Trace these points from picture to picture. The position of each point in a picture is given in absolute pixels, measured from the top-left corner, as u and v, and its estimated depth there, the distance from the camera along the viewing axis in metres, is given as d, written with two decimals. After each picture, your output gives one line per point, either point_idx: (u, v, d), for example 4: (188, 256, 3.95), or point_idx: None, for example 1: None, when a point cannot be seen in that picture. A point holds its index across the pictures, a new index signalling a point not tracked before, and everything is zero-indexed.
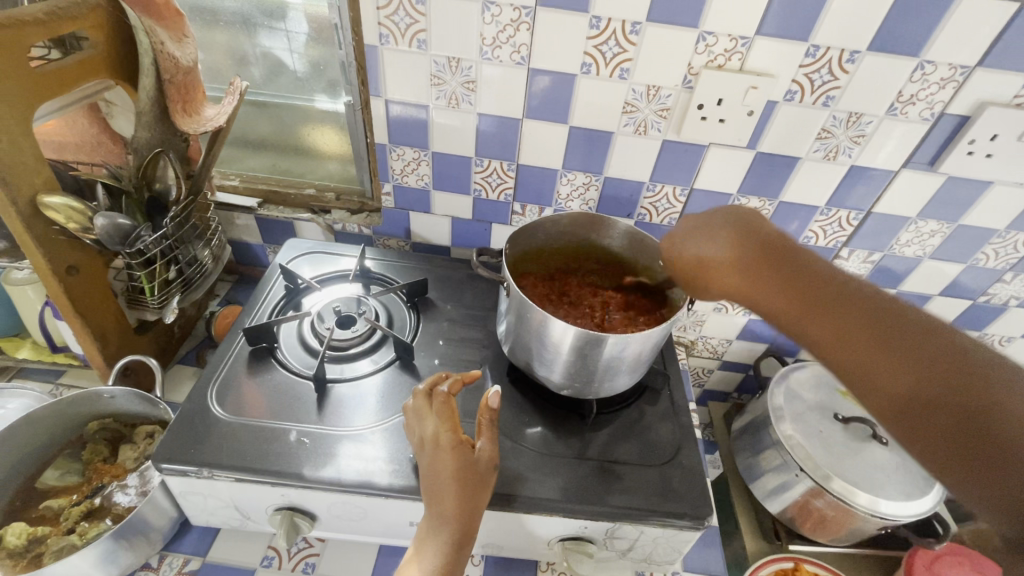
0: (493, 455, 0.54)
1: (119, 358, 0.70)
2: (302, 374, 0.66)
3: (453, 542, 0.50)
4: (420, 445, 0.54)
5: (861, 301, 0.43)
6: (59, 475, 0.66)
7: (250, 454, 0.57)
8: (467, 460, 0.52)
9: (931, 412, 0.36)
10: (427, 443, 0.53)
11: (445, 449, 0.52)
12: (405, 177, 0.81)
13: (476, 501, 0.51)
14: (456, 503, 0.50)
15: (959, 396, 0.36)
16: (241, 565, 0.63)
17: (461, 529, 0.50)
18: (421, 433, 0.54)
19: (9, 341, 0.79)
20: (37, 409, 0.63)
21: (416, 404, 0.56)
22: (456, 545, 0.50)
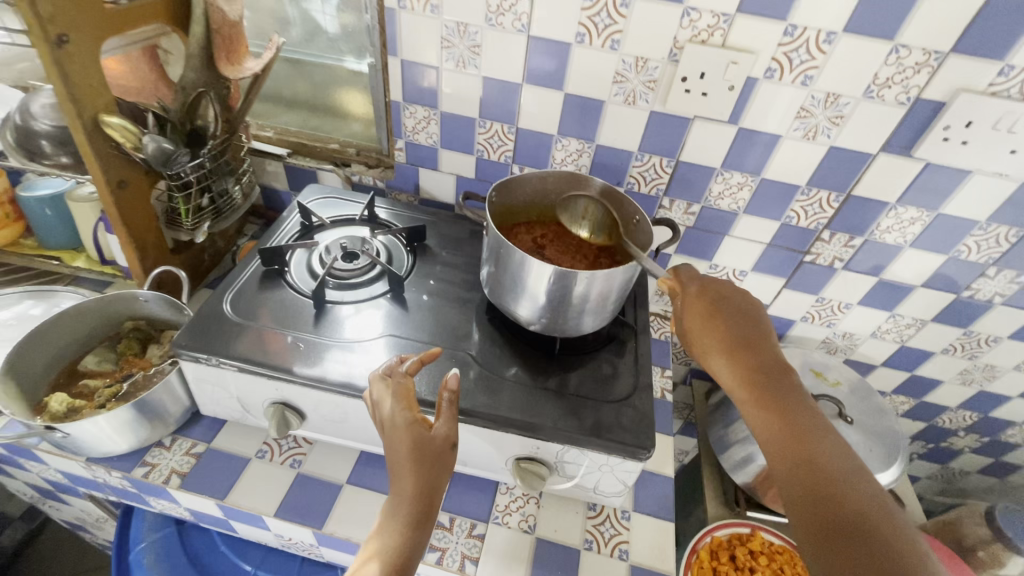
0: (451, 431, 0.57)
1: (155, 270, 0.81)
2: (306, 293, 0.75)
3: (411, 523, 0.53)
4: (381, 427, 0.58)
5: (800, 409, 0.58)
6: (97, 361, 0.76)
7: (253, 350, 0.66)
8: (422, 437, 0.56)
9: (842, 517, 0.49)
10: (386, 425, 0.57)
11: (400, 428, 0.56)
12: (416, 135, 0.89)
13: (433, 476, 0.55)
14: (412, 484, 0.54)
15: (828, 474, 0.53)
16: (239, 453, 0.73)
17: (419, 509, 0.54)
18: (381, 415, 0.59)
19: (67, 253, 0.93)
20: (86, 302, 0.75)
21: (375, 386, 0.60)
22: (414, 526, 0.53)
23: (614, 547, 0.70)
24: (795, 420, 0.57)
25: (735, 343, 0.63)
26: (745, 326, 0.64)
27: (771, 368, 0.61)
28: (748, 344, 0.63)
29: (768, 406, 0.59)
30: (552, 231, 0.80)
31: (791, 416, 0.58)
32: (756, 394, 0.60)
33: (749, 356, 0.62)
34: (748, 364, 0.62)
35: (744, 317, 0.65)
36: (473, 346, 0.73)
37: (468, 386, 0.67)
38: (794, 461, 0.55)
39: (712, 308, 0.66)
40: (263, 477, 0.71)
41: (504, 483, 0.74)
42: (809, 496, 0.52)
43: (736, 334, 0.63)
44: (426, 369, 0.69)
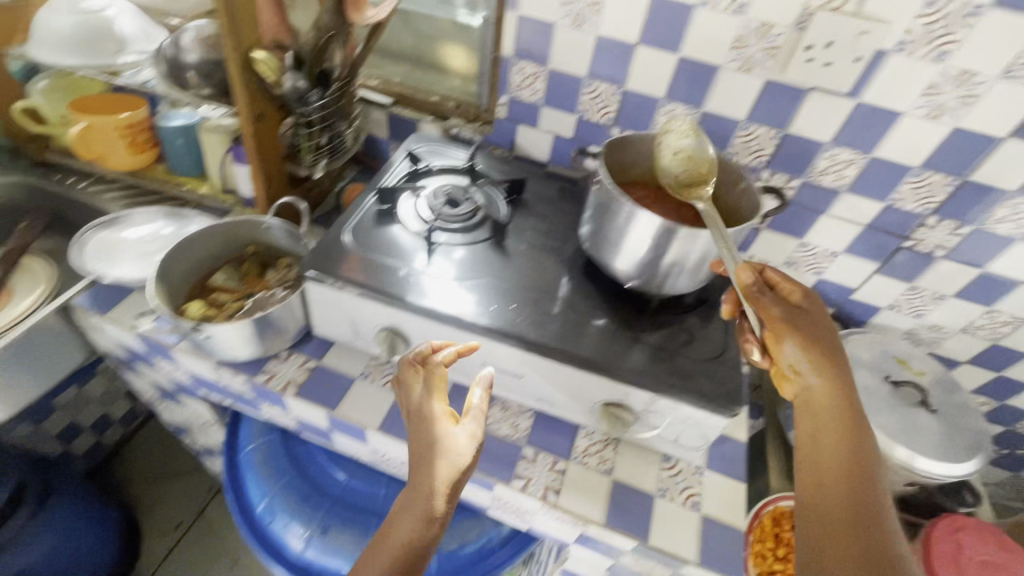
0: (476, 431, 0.60)
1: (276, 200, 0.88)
2: (416, 233, 0.80)
3: (424, 514, 0.54)
4: (410, 414, 0.63)
5: (851, 438, 0.56)
6: (224, 278, 0.85)
7: (373, 278, 0.72)
8: (444, 433, 0.59)
9: (848, 540, 0.49)
10: (413, 413, 0.63)
11: (425, 420, 0.61)
12: (521, 91, 0.91)
13: (451, 474, 0.57)
14: (429, 475, 0.56)
15: (859, 502, 0.52)
16: (345, 372, 0.80)
17: (435, 503, 0.55)
18: (410, 401, 0.64)
19: (193, 180, 1.01)
20: (220, 223, 0.83)
21: (405, 374, 0.65)
22: (428, 517, 0.54)
23: (686, 498, 0.73)
24: (846, 447, 0.56)
25: (809, 357, 0.61)
26: (824, 346, 0.62)
27: (835, 393, 0.59)
28: (817, 363, 0.61)
29: (816, 422, 0.58)
30: (654, 184, 0.82)
31: (843, 442, 0.56)
32: (812, 412, 0.59)
33: (818, 374, 0.60)
34: (813, 378, 0.60)
35: (824, 340, 0.62)
36: (566, 296, 0.76)
37: (560, 332, 0.71)
38: (831, 480, 0.54)
39: (791, 319, 0.63)
40: (367, 396, 0.78)
41: (584, 428, 0.79)
42: (825, 513, 0.52)
43: (809, 349, 0.61)
44: (526, 312, 0.73)
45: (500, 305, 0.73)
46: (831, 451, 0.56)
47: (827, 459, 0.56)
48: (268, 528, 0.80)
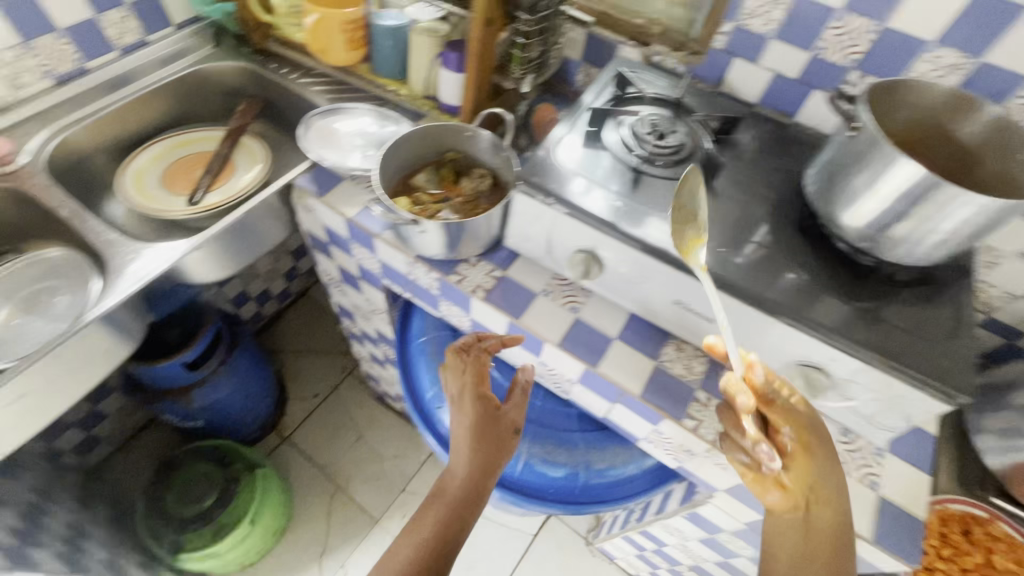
0: (515, 418, 0.74)
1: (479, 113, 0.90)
2: (622, 160, 0.79)
3: (463, 499, 0.68)
4: (455, 397, 0.74)
5: (835, 536, 0.60)
6: (426, 179, 0.89)
7: (584, 199, 0.73)
8: (487, 421, 0.71)
9: None
10: (455, 395, 0.74)
11: (468, 407, 0.72)
12: (753, 19, 0.84)
13: (494, 453, 0.70)
14: (470, 460, 0.69)
15: None
16: (530, 287, 0.83)
17: (473, 488, 0.68)
18: (454, 386, 0.74)
19: (395, 82, 1.06)
20: (432, 125, 0.86)
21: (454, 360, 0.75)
22: (467, 502, 0.68)
23: (864, 475, 0.72)
24: (829, 543, 0.59)
25: (803, 465, 0.61)
26: (818, 454, 0.61)
27: (826, 495, 0.61)
28: (811, 473, 0.61)
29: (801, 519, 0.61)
30: (927, 133, 0.73)
31: (829, 546, 0.59)
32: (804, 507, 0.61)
33: (815, 487, 0.61)
34: (804, 479, 0.61)
35: (820, 446, 0.62)
36: (760, 246, 0.73)
37: (751, 272, 0.70)
38: (810, 567, 0.58)
39: (792, 426, 0.62)
40: (549, 312, 0.81)
41: None
42: None
43: (805, 456, 0.61)
44: (734, 256, 0.71)
45: (711, 246, 0.72)
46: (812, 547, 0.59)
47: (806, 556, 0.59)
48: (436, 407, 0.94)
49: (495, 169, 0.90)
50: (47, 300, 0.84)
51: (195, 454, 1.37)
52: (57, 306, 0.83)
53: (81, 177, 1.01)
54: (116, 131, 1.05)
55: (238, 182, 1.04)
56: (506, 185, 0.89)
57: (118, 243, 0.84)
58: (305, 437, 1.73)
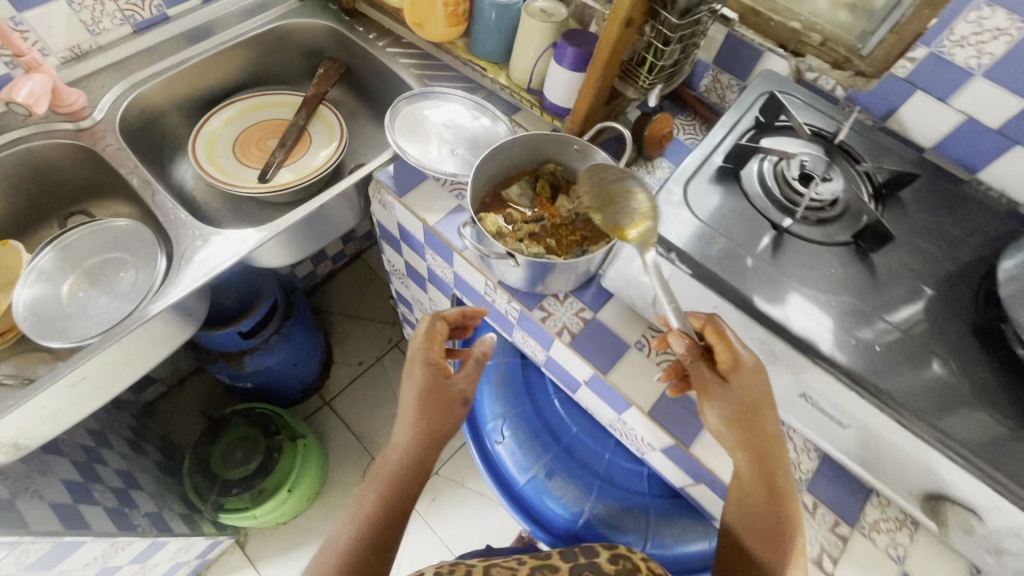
0: (465, 387, 0.68)
1: (594, 124, 0.78)
2: (760, 211, 0.66)
3: (404, 471, 0.65)
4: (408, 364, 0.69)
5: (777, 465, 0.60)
6: (518, 193, 0.79)
7: (711, 258, 0.60)
8: (432, 389, 0.66)
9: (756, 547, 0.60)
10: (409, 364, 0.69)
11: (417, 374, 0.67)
12: (957, 49, 0.67)
13: (439, 421, 0.66)
14: (413, 431, 0.65)
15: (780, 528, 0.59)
16: (621, 337, 0.73)
17: (415, 462, 0.66)
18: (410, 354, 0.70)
19: (492, 67, 0.92)
20: (534, 133, 0.75)
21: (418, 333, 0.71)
22: (409, 474, 0.66)
23: None
24: (770, 477, 0.60)
25: (745, 399, 0.59)
26: (758, 384, 0.59)
27: (762, 428, 0.60)
28: (749, 412, 0.59)
29: (748, 453, 0.60)
30: None
31: (770, 474, 0.60)
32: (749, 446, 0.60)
33: (753, 423, 0.60)
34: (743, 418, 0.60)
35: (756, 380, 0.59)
36: (920, 336, 0.58)
37: (888, 364, 0.55)
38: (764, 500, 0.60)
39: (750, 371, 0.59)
40: (640, 370, 0.71)
41: (878, 496, 0.66)
42: (751, 527, 0.60)
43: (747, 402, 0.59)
44: (890, 356, 0.56)
45: (859, 335, 0.57)
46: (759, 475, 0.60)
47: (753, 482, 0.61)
48: (489, 438, 0.82)
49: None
50: (113, 274, 0.80)
51: (241, 416, 1.37)
52: (123, 283, 0.80)
53: (154, 136, 0.96)
54: (192, 88, 0.99)
55: (312, 159, 0.97)
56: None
57: (185, 222, 0.78)
58: (346, 403, 1.73)
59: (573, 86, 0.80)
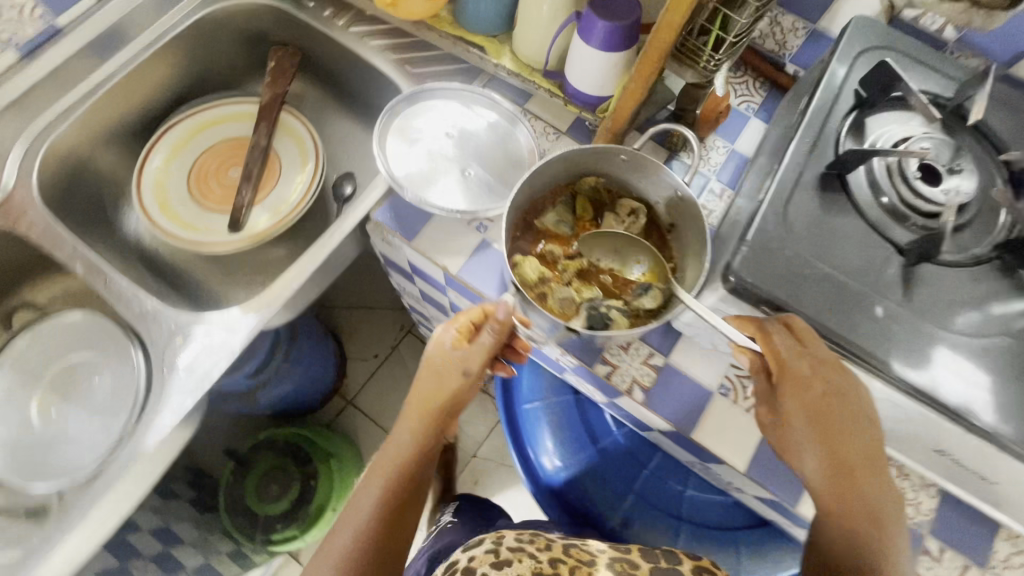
0: (471, 366, 0.58)
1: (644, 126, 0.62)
2: (883, 231, 0.51)
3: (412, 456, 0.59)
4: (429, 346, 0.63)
5: (868, 470, 0.51)
6: (556, 220, 0.64)
7: (831, 314, 0.48)
8: (438, 367, 0.59)
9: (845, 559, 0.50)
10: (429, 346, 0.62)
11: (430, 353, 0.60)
12: None
13: (440, 396, 0.59)
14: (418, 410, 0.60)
15: (870, 540, 0.49)
16: (701, 383, 0.62)
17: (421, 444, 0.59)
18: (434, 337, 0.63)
19: (489, 43, 0.71)
20: (570, 151, 0.59)
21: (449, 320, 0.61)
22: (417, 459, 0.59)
23: None
24: (857, 481, 0.50)
25: (819, 399, 0.50)
26: (839, 379, 0.49)
27: (848, 426, 0.50)
28: (829, 403, 0.50)
29: (833, 455, 0.51)
30: None
31: (861, 479, 0.51)
32: (835, 453, 0.51)
33: (832, 419, 0.50)
34: (816, 416, 0.51)
35: (838, 378, 0.49)
36: None
37: None
38: (853, 503, 0.50)
39: (823, 366, 0.48)
40: (728, 423, 0.61)
41: (1008, 528, 0.59)
42: (840, 541, 0.50)
43: (826, 401, 0.50)
44: None
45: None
46: (845, 482, 0.51)
47: (838, 488, 0.51)
48: (545, 465, 0.77)
49: (651, 203, 0.65)
50: (85, 381, 0.67)
51: (263, 445, 1.29)
52: (99, 393, 0.66)
53: (86, 188, 0.77)
54: (117, 116, 0.78)
55: (287, 190, 0.79)
56: (668, 231, 0.64)
57: (158, 312, 0.64)
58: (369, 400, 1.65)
59: (606, 69, 0.62)
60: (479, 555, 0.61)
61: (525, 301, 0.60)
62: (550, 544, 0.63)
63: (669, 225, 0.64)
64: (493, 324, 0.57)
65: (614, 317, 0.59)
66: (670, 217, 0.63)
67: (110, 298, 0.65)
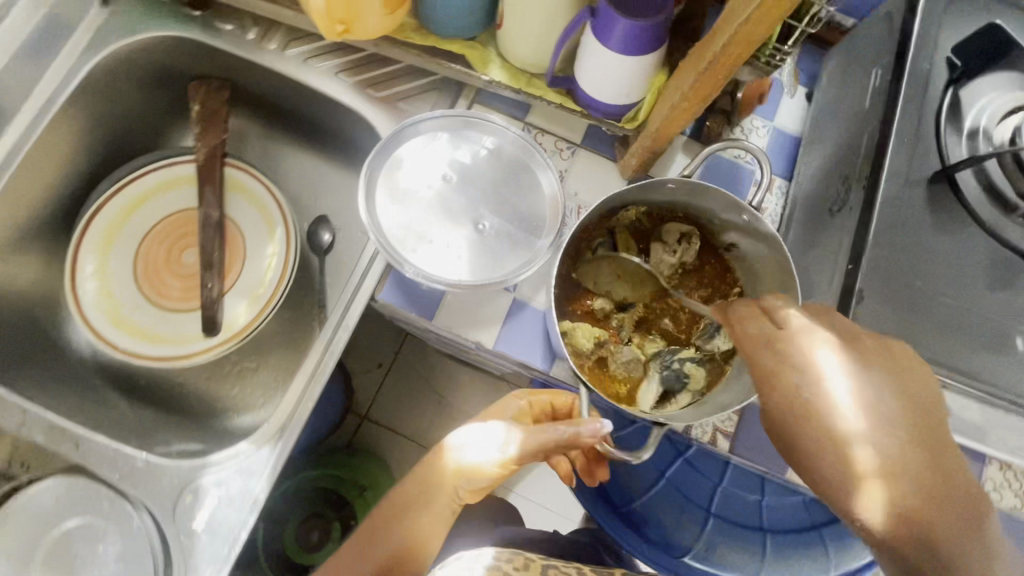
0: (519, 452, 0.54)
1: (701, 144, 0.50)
2: (1005, 239, 0.44)
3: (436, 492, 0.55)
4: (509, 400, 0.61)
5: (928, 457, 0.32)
6: (599, 267, 0.54)
7: (968, 357, 0.41)
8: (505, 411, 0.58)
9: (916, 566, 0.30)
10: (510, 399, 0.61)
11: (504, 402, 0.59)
12: None
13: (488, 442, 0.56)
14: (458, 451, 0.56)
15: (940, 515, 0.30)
16: None
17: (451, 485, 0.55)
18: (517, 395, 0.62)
19: (473, 50, 0.57)
20: (615, 194, 0.49)
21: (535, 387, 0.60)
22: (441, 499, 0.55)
23: None
24: (930, 476, 0.31)
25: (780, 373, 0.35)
26: (845, 347, 0.35)
27: (897, 405, 0.33)
28: (833, 377, 0.34)
29: (905, 485, 0.31)
30: None
31: (916, 474, 0.31)
32: (915, 467, 0.31)
33: (877, 403, 0.33)
34: (840, 406, 0.33)
35: (857, 350, 0.35)
36: None
37: None
38: (926, 514, 0.30)
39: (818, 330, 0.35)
40: None
41: None
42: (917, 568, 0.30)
43: (848, 376, 0.34)
44: None
45: None
46: (909, 492, 0.31)
47: (916, 510, 0.30)
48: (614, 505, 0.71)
49: (701, 223, 0.55)
50: (86, 552, 0.57)
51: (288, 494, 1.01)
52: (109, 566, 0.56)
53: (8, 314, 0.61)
54: (20, 214, 0.61)
55: (259, 267, 0.67)
56: (727, 252, 0.56)
57: (153, 469, 0.56)
58: None
59: (636, 77, 0.49)
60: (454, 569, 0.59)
61: (587, 376, 0.52)
62: (529, 563, 0.61)
63: (725, 245, 0.55)
64: (558, 424, 0.52)
65: (689, 370, 0.51)
66: (727, 236, 0.54)
67: (87, 462, 0.58)
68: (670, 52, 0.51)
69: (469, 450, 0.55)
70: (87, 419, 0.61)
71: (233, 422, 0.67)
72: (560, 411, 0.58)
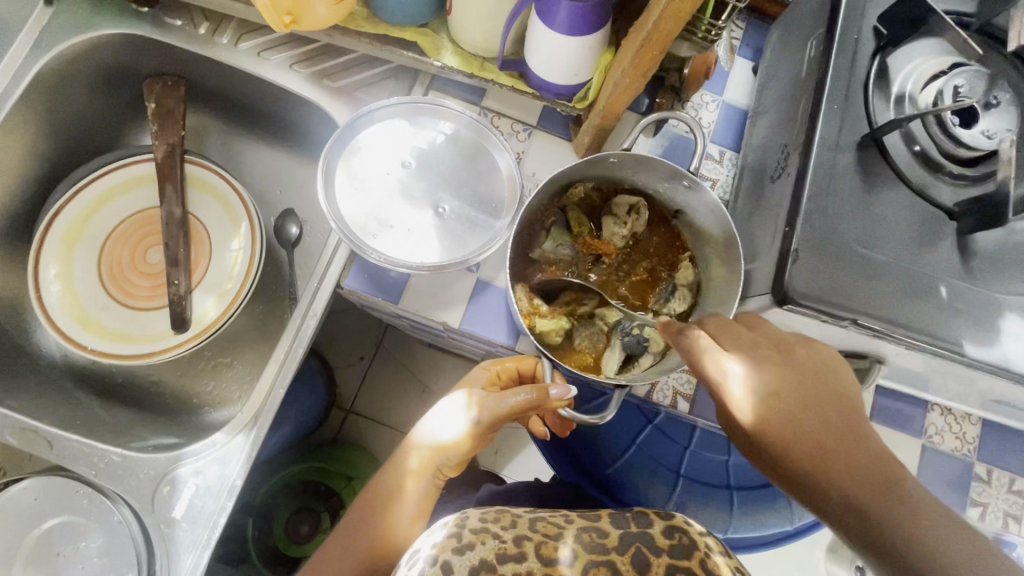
0: (483, 416, 0.56)
1: (643, 116, 0.51)
2: (929, 196, 0.47)
3: (403, 474, 0.58)
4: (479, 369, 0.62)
5: (844, 422, 0.38)
6: (556, 247, 0.56)
7: (899, 308, 0.44)
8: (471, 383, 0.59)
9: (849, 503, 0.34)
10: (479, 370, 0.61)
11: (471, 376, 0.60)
12: None
13: (447, 416, 0.58)
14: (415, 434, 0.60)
15: (855, 460, 0.36)
16: None
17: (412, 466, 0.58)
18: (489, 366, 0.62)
19: (424, 36, 0.58)
20: (561, 171, 0.51)
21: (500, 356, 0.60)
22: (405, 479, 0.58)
23: None
24: (843, 433, 0.37)
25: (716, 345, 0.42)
26: (758, 340, 0.42)
27: (815, 383, 0.40)
28: (763, 357, 0.41)
29: (822, 434, 0.37)
30: None
31: (834, 430, 0.37)
32: (828, 427, 0.38)
33: (791, 380, 0.40)
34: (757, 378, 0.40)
35: (766, 342, 0.42)
36: None
37: None
38: (841, 456, 0.36)
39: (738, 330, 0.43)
40: None
41: None
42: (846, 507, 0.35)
43: (767, 359, 0.41)
44: None
45: None
46: (829, 442, 0.37)
47: (837, 455, 0.36)
48: (591, 476, 0.73)
49: (648, 191, 0.57)
50: (69, 550, 0.57)
51: (278, 489, 0.98)
52: (92, 562, 0.57)
53: None
54: None
55: (225, 263, 0.67)
56: (674, 217, 0.58)
57: (128, 463, 0.56)
58: None
59: (585, 57, 0.51)
60: (440, 543, 0.49)
61: (551, 349, 0.54)
62: (515, 520, 0.53)
63: (673, 211, 0.57)
64: (522, 389, 0.53)
65: (650, 334, 0.53)
66: (674, 203, 0.56)
67: (63, 462, 0.58)
68: (617, 32, 0.53)
69: (441, 427, 0.58)
70: (56, 422, 0.60)
71: (210, 416, 0.68)
72: (527, 374, 0.59)
